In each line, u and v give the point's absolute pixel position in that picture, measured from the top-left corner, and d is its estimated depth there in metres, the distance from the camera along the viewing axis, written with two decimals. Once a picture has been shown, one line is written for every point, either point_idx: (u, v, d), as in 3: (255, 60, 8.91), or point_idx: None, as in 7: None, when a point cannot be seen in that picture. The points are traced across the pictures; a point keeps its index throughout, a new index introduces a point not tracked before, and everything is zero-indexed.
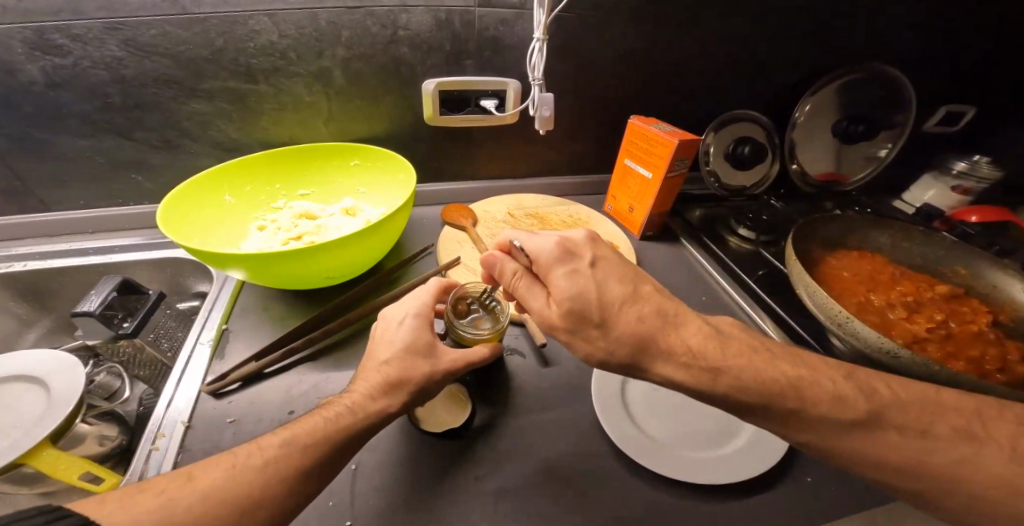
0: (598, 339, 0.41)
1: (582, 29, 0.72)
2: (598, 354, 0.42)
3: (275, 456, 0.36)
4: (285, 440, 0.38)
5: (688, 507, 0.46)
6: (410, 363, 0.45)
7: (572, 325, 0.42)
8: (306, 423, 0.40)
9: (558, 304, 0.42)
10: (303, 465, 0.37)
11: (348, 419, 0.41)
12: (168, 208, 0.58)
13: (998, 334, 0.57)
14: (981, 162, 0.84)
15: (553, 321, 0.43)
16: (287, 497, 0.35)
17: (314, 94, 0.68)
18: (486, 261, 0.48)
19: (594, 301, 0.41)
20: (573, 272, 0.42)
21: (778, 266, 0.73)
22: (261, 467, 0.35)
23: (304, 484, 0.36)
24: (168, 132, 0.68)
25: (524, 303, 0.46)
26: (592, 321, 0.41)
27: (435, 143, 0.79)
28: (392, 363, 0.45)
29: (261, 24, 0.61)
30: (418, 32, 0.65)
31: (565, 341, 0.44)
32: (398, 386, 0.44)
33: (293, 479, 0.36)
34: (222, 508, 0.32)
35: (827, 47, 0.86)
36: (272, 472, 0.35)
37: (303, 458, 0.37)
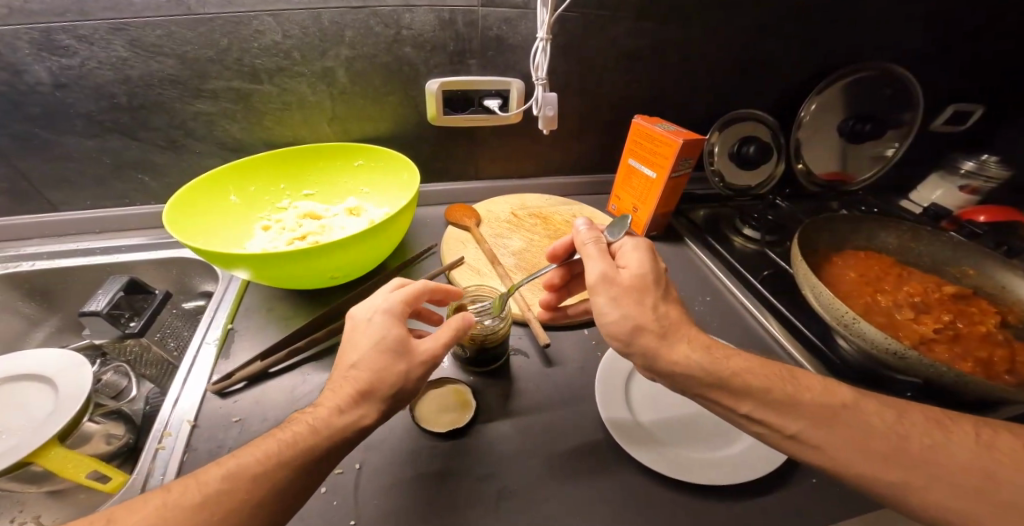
0: (652, 307, 0.41)
1: (586, 28, 0.71)
2: (641, 321, 0.40)
3: (245, 481, 0.33)
4: (258, 461, 0.35)
5: (692, 507, 0.46)
6: (385, 366, 0.40)
7: (635, 288, 0.42)
8: (274, 441, 0.37)
9: (633, 271, 0.43)
10: (258, 495, 0.33)
11: (309, 439, 0.37)
12: (173, 210, 0.58)
13: (1007, 335, 0.57)
14: (988, 161, 0.83)
15: (616, 280, 0.42)
16: None
17: (318, 94, 0.69)
18: (578, 219, 0.50)
19: (662, 281, 0.43)
20: (657, 258, 0.45)
21: (783, 267, 0.73)
22: (229, 493, 0.33)
23: (260, 517, 0.33)
24: (174, 132, 0.68)
25: (586, 261, 0.45)
26: (653, 293, 0.42)
27: (439, 142, 0.79)
28: (362, 368, 0.40)
29: (265, 24, 0.61)
30: (422, 31, 0.65)
31: (606, 298, 0.42)
32: (370, 393, 0.40)
33: (243, 515, 0.32)
34: None
35: (835, 44, 0.85)
36: (238, 502, 0.32)
37: (275, 481, 0.34)
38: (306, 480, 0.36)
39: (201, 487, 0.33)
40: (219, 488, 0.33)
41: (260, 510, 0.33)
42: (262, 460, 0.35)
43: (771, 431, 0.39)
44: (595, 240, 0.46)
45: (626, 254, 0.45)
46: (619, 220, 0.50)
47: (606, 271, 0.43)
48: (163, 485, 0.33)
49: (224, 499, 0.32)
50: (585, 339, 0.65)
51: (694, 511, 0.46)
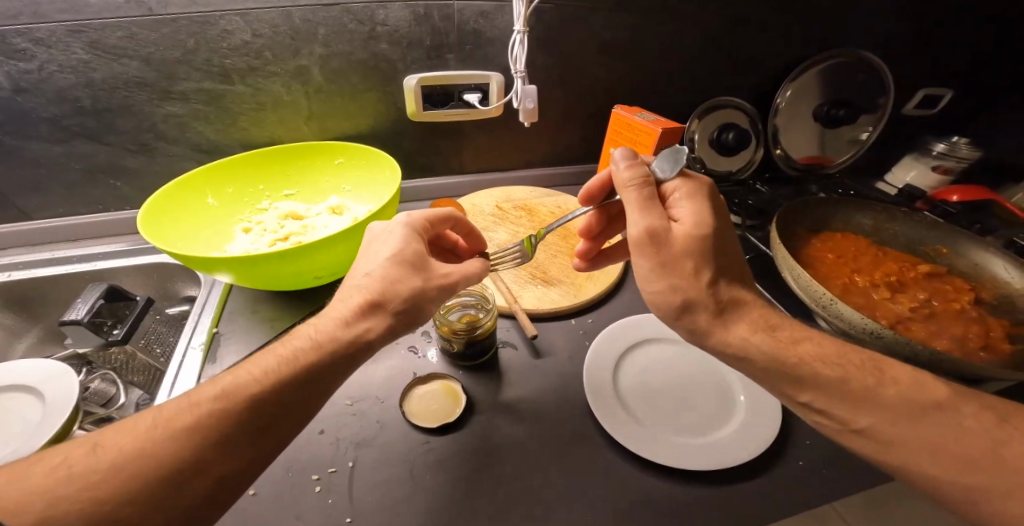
0: (702, 274, 0.39)
1: (563, 18, 0.71)
2: (689, 290, 0.39)
3: (237, 402, 0.33)
4: (253, 379, 0.35)
5: (680, 492, 0.47)
6: (398, 274, 0.41)
7: (685, 250, 0.40)
8: (272, 358, 0.37)
9: (686, 231, 0.41)
10: (252, 415, 0.33)
11: (307, 356, 0.36)
12: (147, 214, 0.57)
13: (981, 311, 0.58)
14: (960, 142, 0.86)
15: (664, 238, 0.40)
16: (241, 448, 0.32)
17: (293, 93, 0.68)
18: (620, 158, 0.47)
19: (715, 239, 0.41)
20: (712, 213, 0.43)
21: (764, 250, 0.74)
22: (219, 413, 0.32)
23: (257, 434, 0.33)
24: (145, 135, 0.67)
25: (629, 211, 0.43)
26: (706, 257, 0.40)
27: (420, 138, 0.78)
28: (373, 277, 0.41)
29: (232, 23, 0.59)
30: (397, 27, 0.65)
31: (652, 259, 0.40)
32: (382, 302, 0.40)
33: (239, 434, 0.32)
34: (150, 469, 0.30)
35: (811, 29, 0.85)
36: (226, 422, 0.32)
37: (270, 400, 0.34)
38: (306, 403, 0.36)
39: (196, 407, 0.33)
40: (210, 410, 0.33)
41: (257, 432, 0.33)
42: (257, 379, 0.35)
43: (824, 417, 0.38)
44: (642, 186, 0.44)
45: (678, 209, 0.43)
46: (672, 154, 0.47)
47: (653, 227, 0.41)
48: (160, 404, 0.34)
49: (212, 418, 0.32)
50: (573, 330, 0.65)
51: (684, 495, 0.47)
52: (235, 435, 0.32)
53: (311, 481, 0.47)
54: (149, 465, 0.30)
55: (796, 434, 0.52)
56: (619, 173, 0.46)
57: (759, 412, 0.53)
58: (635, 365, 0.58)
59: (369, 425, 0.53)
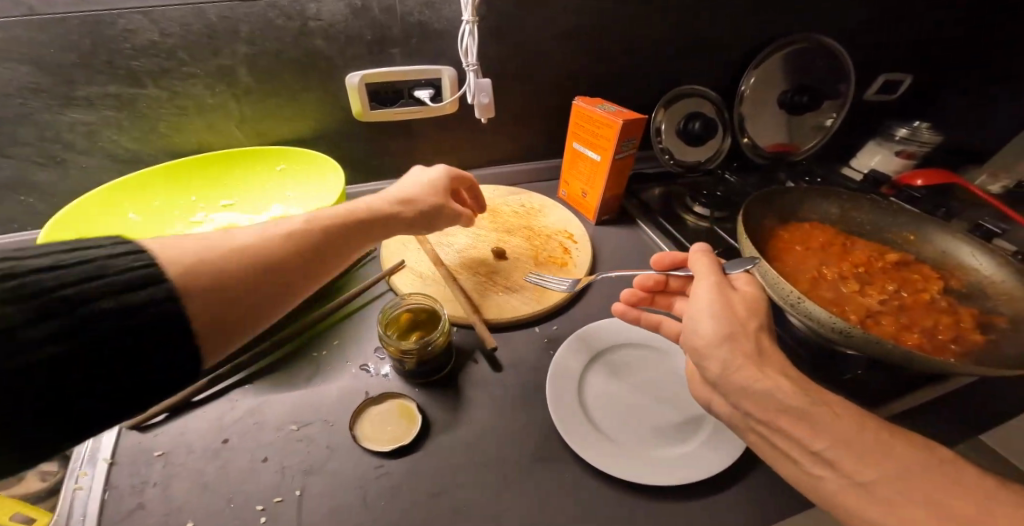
0: (759, 331, 0.37)
1: (511, 7, 0.67)
2: (745, 342, 0.36)
3: (289, 242, 0.41)
4: (293, 231, 0.42)
5: (643, 510, 0.44)
6: (412, 198, 0.56)
7: (747, 310, 0.38)
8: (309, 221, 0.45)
9: (748, 297, 0.40)
10: (308, 247, 0.42)
11: (337, 226, 0.47)
12: (52, 234, 0.52)
13: (950, 300, 0.57)
14: (921, 127, 0.85)
15: (732, 296, 0.39)
16: (300, 270, 0.41)
17: (219, 95, 0.62)
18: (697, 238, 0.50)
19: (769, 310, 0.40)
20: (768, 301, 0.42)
21: (731, 244, 0.72)
22: (277, 246, 0.40)
23: (309, 263, 0.42)
24: (51, 146, 0.60)
25: (697, 269, 0.43)
26: (762, 318, 0.39)
27: (370, 139, 0.74)
28: (382, 197, 0.54)
29: (135, 22, 0.54)
30: (332, 21, 0.59)
31: (713, 304, 0.38)
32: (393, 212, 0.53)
33: (298, 258, 0.41)
34: (236, 267, 0.36)
35: (771, 14, 0.82)
36: (283, 252, 0.40)
37: (312, 246, 0.43)
38: (339, 255, 0.46)
39: (207, 248, 0.35)
40: (260, 244, 0.39)
41: (308, 264, 0.42)
42: (296, 232, 0.42)
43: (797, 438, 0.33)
44: (713, 257, 0.44)
45: (739, 282, 0.43)
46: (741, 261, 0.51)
47: (720, 286, 0.41)
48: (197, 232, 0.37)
49: (270, 249, 0.39)
50: (535, 338, 0.62)
51: (649, 512, 0.44)
52: (290, 259, 0.40)
53: (256, 512, 0.43)
54: (217, 266, 0.35)
55: None
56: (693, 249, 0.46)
57: None
58: (602, 373, 0.55)
59: (316, 450, 0.49)
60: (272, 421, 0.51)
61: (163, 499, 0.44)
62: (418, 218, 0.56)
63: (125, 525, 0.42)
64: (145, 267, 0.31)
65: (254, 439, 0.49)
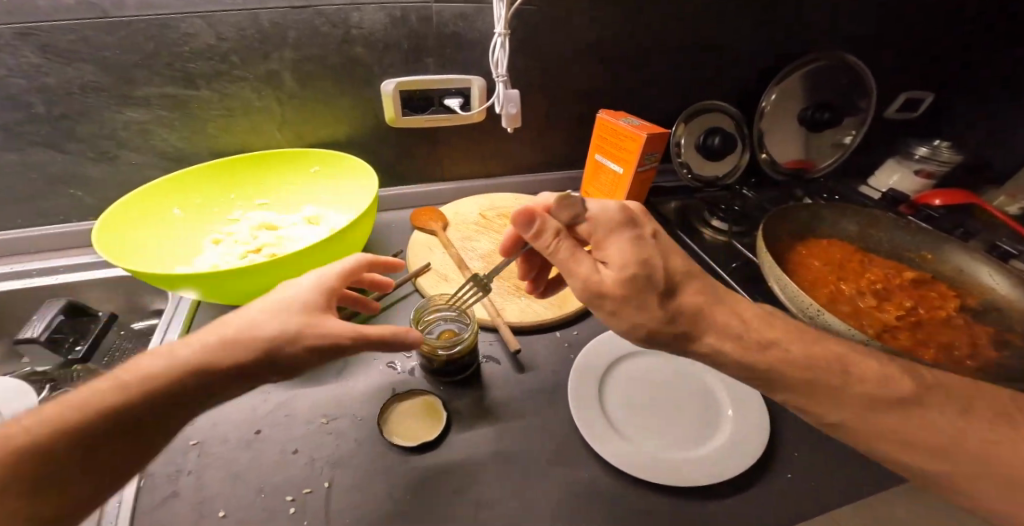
0: (657, 307, 0.38)
1: (544, 21, 0.69)
2: (654, 323, 0.39)
3: (101, 412, 0.29)
4: (108, 392, 0.30)
5: (669, 509, 0.45)
6: (305, 321, 0.36)
7: (631, 293, 0.38)
8: (136, 370, 0.32)
9: (617, 276, 0.39)
10: (121, 418, 0.30)
11: (167, 374, 0.32)
12: (105, 226, 0.54)
13: (967, 318, 0.58)
14: (941, 146, 0.86)
15: (606, 289, 0.39)
16: (107, 458, 0.29)
17: (264, 98, 0.65)
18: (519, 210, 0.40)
19: (656, 264, 0.40)
20: (640, 244, 0.40)
21: (749, 257, 0.74)
22: (81, 423, 0.29)
23: (126, 439, 0.30)
24: (105, 143, 0.63)
25: (567, 268, 0.40)
26: (654, 287, 0.39)
27: (401, 144, 0.76)
28: (266, 311, 0.36)
29: (195, 26, 0.57)
30: (373, 30, 0.62)
31: (605, 309, 0.40)
32: (268, 340, 0.35)
33: (105, 439, 0.29)
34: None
35: (793, 33, 0.85)
36: (88, 433, 0.28)
37: (126, 416, 0.30)
38: (191, 395, 0.32)
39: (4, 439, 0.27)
40: (65, 419, 0.29)
41: (122, 446, 0.29)
42: (125, 390, 0.30)
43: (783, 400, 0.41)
44: (558, 237, 0.40)
45: (611, 248, 0.40)
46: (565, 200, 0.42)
47: (586, 279, 0.39)
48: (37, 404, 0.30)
49: (51, 438, 0.28)
50: (558, 342, 0.64)
51: (674, 513, 0.45)
52: (95, 437, 0.29)
53: (286, 502, 0.45)
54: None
55: (783, 445, 0.51)
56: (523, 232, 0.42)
57: (745, 426, 0.52)
58: (623, 377, 0.57)
59: (345, 443, 0.51)
60: (301, 416, 0.53)
61: (200, 487, 0.45)
62: (320, 351, 0.36)
63: (161, 512, 0.43)
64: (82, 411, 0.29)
65: (283, 433, 0.51)
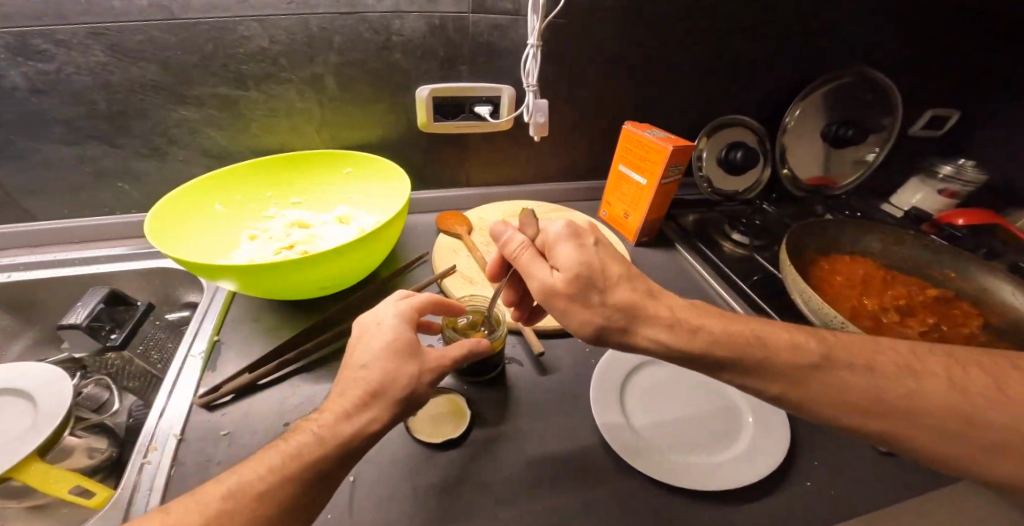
0: (598, 305, 0.40)
1: (576, 35, 0.72)
2: (597, 320, 0.40)
3: (246, 501, 0.32)
4: (260, 477, 0.33)
5: (692, 511, 0.46)
6: (400, 370, 0.40)
7: (574, 292, 0.40)
8: (278, 452, 0.35)
9: (563, 275, 0.40)
10: (291, 496, 0.33)
11: (316, 450, 0.35)
12: (154, 219, 0.56)
13: (990, 336, 0.59)
14: (966, 165, 0.87)
15: (554, 289, 0.40)
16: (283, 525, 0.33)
17: (306, 100, 0.68)
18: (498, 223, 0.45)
19: (602, 270, 0.40)
20: (581, 242, 0.41)
21: (771, 271, 0.74)
22: (233, 513, 0.31)
23: (295, 507, 0.33)
24: (156, 139, 0.66)
25: (524, 270, 0.43)
26: (595, 288, 0.40)
27: (430, 149, 0.79)
28: (371, 368, 0.39)
29: (251, 30, 0.60)
30: (412, 38, 0.65)
31: (556, 310, 0.42)
32: (378, 395, 0.38)
33: (280, 514, 0.32)
34: None
35: (818, 51, 0.86)
36: (246, 522, 0.31)
37: (289, 491, 0.33)
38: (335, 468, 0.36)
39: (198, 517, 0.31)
40: (220, 510, 0.31)
41: (292, 514, 0.33)
42: (263, 477, 0.33)
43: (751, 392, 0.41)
44: (520, 247, 0.43)
45: (554, 248, 0.42)
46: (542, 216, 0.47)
47: (543, 283, 0.41)
48: (205, 484, 0.33)
49: (235, 518, 0.31)
50: (579, 347, 0.65)
51: (696, 516, 0.46)
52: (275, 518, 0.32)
53: None
54: None
55: (805, 454, 0.52)
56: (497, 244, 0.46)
57: (770, 435, 0.52)
58: (645, 381, 0.58)
59: None
60: None
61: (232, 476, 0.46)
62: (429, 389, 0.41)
63: None
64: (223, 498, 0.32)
65: None
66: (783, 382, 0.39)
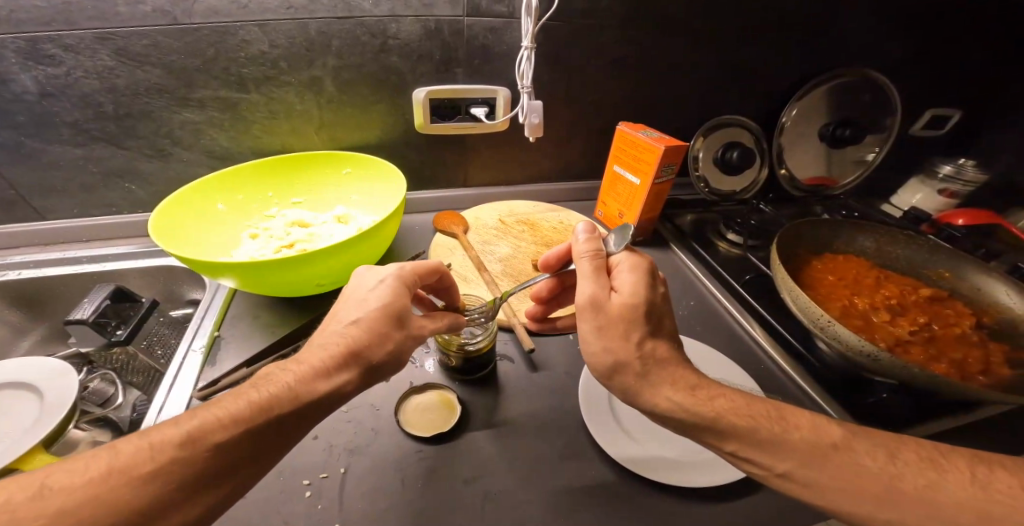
0: (637, 339, 0.40)
1: (571, 37, 0.73)
2: (624, 355, 0.40)
3: (205, 448, 0.32)
4: (222, 426, 0.34)
5: (677, 507, 0.47)
6: (385, 336, 0.42)
7: (622, 317, 0.41)
8: (245, 403, 0.36)
9: (623, 299, 0.41)
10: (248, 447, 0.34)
11: (281, 405, 0.36)
12: (158, 218, 0.58)
13: (982, 336, 0.59)
14: (966, 165, 0.88)
15: (605, 305, 0.41)
16: (239, 474, 0.34)
17: (305, 102, 0.69)
18: (577, 228, 0.49)
19: (653, 312, 0.42)
20: (652, 285, 0.43)
21: (764, 271, 0.75)
22: (190, 458, 0.32)
23: (251, 457, 0.34)
24: (161, 140, 0.68)
25: (579, 278, 0.44)
26: (642, 325, 0.41)
27: (427, 149, 0.80)
28: (360, 326, 0.41)
29: (252, 34, 0.61)
30: (408, 41, 0.66)
31: (590, 324, 0.41)
32: (358, 357, 0.40)
33: (236, 461, 0.33)
34: (148, 494, 0.30)
35: (816, 51, 0.86)
36: (201, 468, 0.32)
37: (248, 443, 0.34)
38: (300, 425, 0.37)
39: (154, 455, 0.31)
40: (174, 455, 0.32)
41: (248, 464, 0.34)
42: (226, 426, 0.34)
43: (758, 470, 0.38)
44: (593, 257, 0.45)
45: (623, 277, 0.44)
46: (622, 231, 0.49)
47: (595, 295, 0.42)
48: (167, 423, 0.33)
49: (191, 461, 0.32)
50: (571, 344, 0.66)
51: (677, 511, 0.46)
52: (230, 464, 0.33)
53: (302, 485, 0.47)
54: (135, 496, 0.30)
55: None
56: (576, 243, 0.48)
57: None
58: None
59: (367, 432, 0.53)
60: None
61: None
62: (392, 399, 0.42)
63: None
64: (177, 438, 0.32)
65: None
66: (788, 452, 0.37)
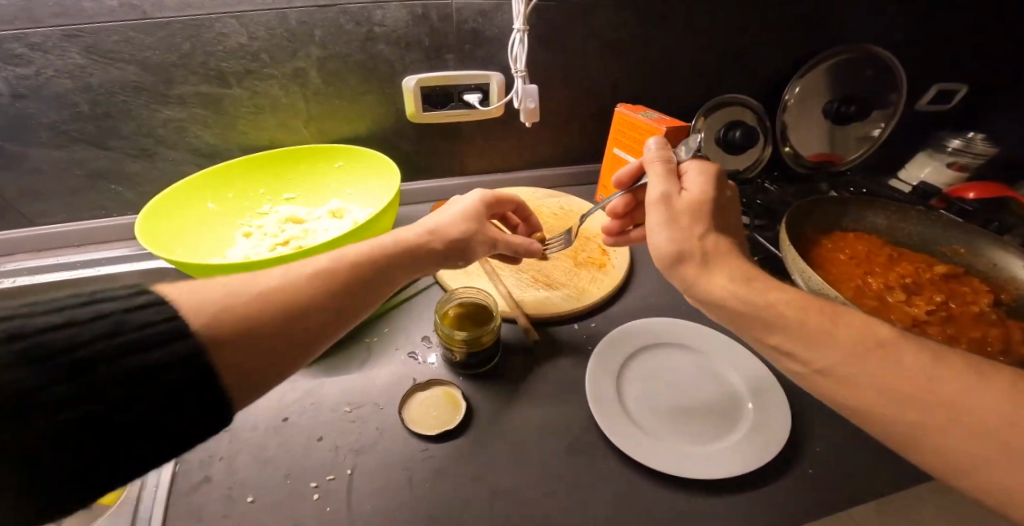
0: (705, 235, 0.41)
1: (563, 16, 0.70)
2: (689, 244, 0.41)
3: (305, 284, 0.37)
4: (316, 273, 0.38)
5: (689, 500, 0.46)
6: (430, 243, 0.49)
7: (690, 211, 0.42)
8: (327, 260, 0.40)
9: (694, 197, 0.43)
10: (338, 291, 0.38)
11: (361, 267, 0.41)
12: (145, 222, 0.57)
13: (1000, 313, 0.57)
14: (975, 138, 0.85)
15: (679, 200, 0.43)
16: (330, 312, 0.38)
17: (291, 95, 0.67)
18: (651, 139, 0.51)
19: (720, 210, 0.44)
20: (721, 189, 0.45)
21: (773, 251, 0.73)
22: (295, 289, 0.36)
23: (340, 300, 0.39)
24: (143, 139, 0.67)
25: (651, 177, 0.46)
26: (710, 221, 0.42)
27: (422, 140, 0.78)
28: (411, 231, 0.49)
29: (228, 26, 0.59)
30: (395, 28, 0.64)
31: (663, 215, 0.42)
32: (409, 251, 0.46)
33: (329, 299, 0.38)
34: (263, 307, 0.33)
35: (821, 20, 0.82)
36: (306, 298, 0.36)
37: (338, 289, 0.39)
38: (376, 289, 0.42)
39: (262, 286, 0.35)
40: (284, 284, 0.36)
41: (339, 306, 0.38)
42: (319, 273, 0.38)
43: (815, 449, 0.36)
44: (665, 161, 0.47)
45: (690, 178, 0.46)
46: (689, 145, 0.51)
47: (668, 189, 0.44)
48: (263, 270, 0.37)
49: (295, 291, 0.36)
50: (576, 334, 0.64)
51: (689, 504, 0.45)
52: (325, 303, 0.37)
53: (308, 489, 0.46)
54: (248, 309, 0.33)
55: (806, 439, 0.50)
56: (648, 150, 0.50)
57: (768, 420, 0.51)
58: (641, 368, 0.57)
59: (371, 430, 0.52)
60: (327, 404, 0.54)
61: (231, 472, 0.47)
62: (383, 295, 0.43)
63: (195, 495, 0.45)
64: (151, 334, 0.28)
65: (311, 418, 0.53)
66: None
